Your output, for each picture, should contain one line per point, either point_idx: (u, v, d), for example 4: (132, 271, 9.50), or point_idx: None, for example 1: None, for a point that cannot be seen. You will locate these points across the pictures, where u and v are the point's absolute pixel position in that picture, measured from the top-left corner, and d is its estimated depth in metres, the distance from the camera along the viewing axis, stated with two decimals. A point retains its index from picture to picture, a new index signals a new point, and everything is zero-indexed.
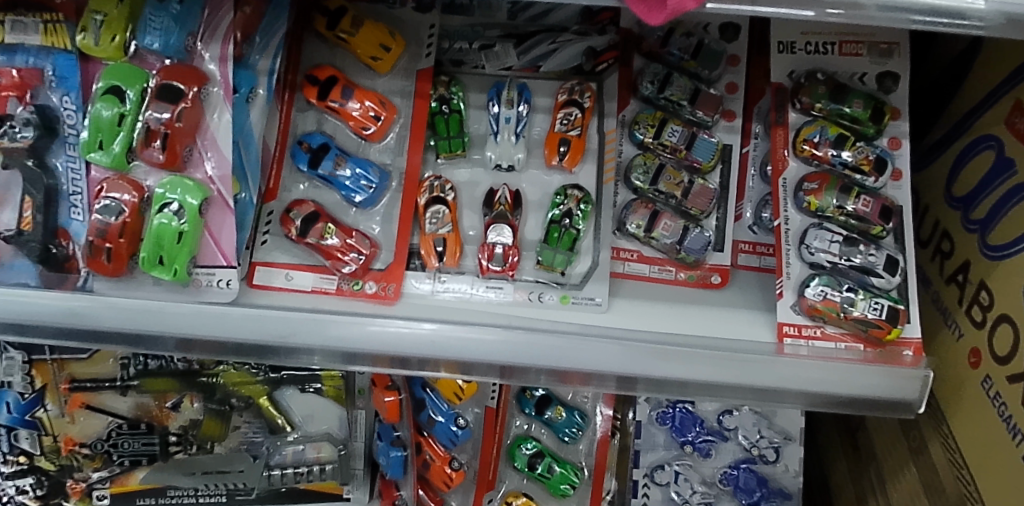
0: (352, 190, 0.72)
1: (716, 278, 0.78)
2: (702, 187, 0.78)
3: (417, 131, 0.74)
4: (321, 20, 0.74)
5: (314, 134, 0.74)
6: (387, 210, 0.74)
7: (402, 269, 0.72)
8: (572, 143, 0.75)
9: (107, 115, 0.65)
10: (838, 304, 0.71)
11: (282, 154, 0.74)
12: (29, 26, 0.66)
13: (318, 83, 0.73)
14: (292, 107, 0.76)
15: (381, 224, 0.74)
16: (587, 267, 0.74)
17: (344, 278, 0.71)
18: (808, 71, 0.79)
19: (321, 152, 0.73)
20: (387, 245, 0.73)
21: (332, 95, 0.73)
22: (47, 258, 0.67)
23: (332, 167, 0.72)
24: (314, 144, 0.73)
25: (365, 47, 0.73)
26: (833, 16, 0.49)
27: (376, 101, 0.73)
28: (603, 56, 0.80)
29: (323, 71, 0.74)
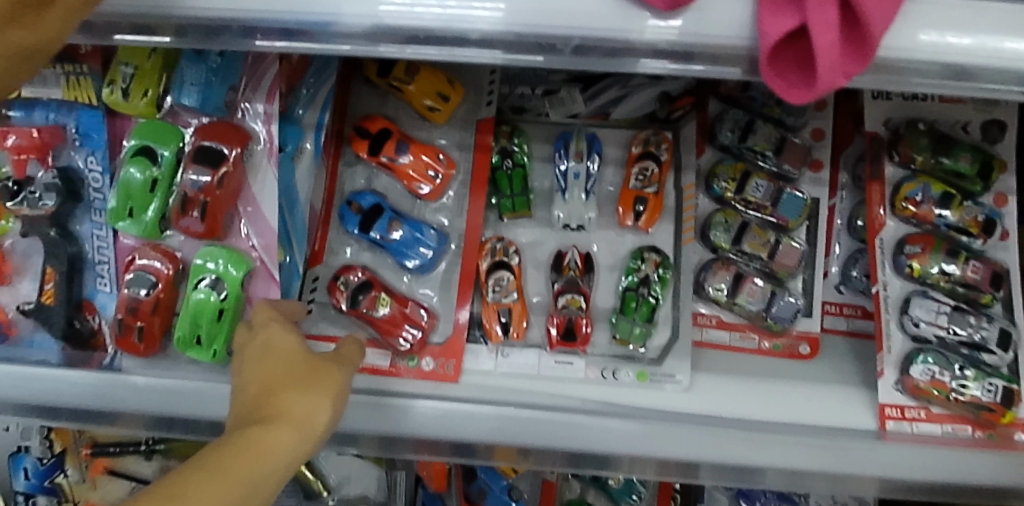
0: (407, 254, 0.65)
1: (805, 348, 0.71)
2: (790, 247, 0.71)
3: (478, 185, 0.68)
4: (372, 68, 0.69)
5: (364, 193, 0.68)
6: (443, 276, 0.68)
7: (463, 343, 0.65)
8: (650, 202, 0.67)
9: (138, 180, 0.58)
10: (948, 386, 0.64)
11: (329, 213, 0.69)
12: (50, 78, 0.59)
13: (370, 136, 0.68)
14: (338, 161, 0.70)
15: (436, 289, 0.68)
16: (666, 340, 0.67)
17: (399, 354, 0.64)
18: (907, 119, 0.71)
19: (372, 214, 0.67)
20: (445, 314, 0.66)
21: (385, 150, 0.67)
22: (71, 334, 0.61)
23: (385, 229, 0.66)
24: (365, 205, 0.67)
25: (422, 95, 0.68)
26: (945, 86, 0.43)
27: (434, 154, 0.67)
28: (679, 102, 0.72)
29: (374, 123, 0.68)
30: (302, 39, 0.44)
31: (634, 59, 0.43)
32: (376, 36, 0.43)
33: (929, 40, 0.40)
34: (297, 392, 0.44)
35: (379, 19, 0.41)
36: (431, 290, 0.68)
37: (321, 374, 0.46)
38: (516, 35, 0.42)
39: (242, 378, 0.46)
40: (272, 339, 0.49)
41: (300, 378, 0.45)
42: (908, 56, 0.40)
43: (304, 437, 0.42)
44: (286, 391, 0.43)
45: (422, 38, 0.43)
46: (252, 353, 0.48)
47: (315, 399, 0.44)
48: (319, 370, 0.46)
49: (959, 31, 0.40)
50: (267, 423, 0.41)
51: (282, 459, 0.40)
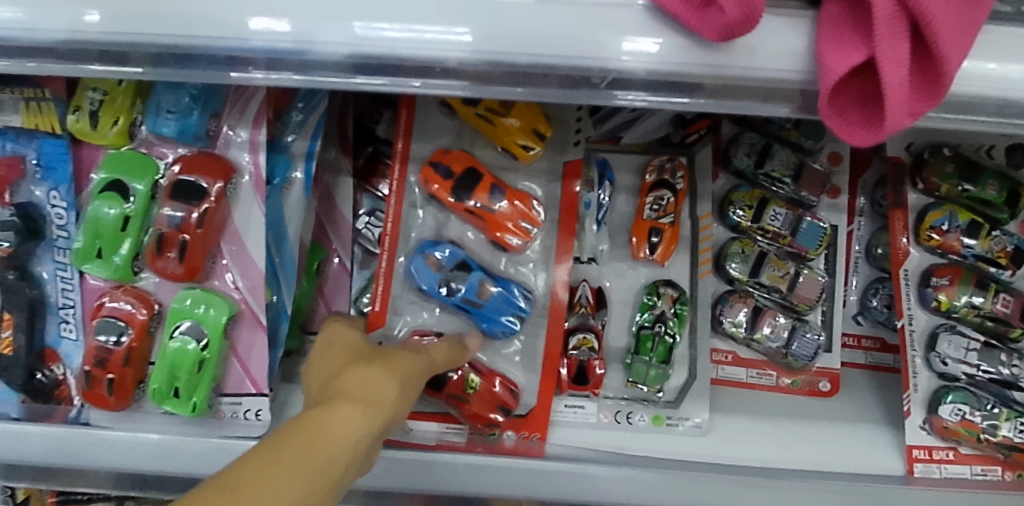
0: (499, 322, 0.60)
1: (825, 385, 0.67)
2: (811, 279, 0.67)
3: (567, 222, 0.64)
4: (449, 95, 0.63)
5: (442, 244, 0.62)
6: (529, 339, 0.63)
7: (545, 419, 0.60)
8: (666, 233, 0.64)
9: (109, 217, 0.52)
10: (978, 426, 0.60)
11: (389, 269, 0.63)
12: (7, 103, 0.53)
13: (454, 177, 0.62)
14: (402, 202, 0.64)
15: (517, 354, 0.63)
16: (682, 381, 0.64)
17: (477, 431, 0.59)
18: (931, 144, 0.67)
19: (457, 273, 0.61)
20: (528, 384, 0.61)
21: (478, 194, 0.61)
22: (33, 388, 0.55)
23: (474, 292, 0.60)
24: (446, 263, 0.61)
25: (515, 132, 0.62)
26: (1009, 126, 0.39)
27: (526, 201, 0.62)
28: (693, 126, 0.69)
29: (456, 159, 0.62)
30: (294, 69, 0.39)
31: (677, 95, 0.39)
32: (384, 69, 0.38)
33: (982, 73, 0.37)
34: (365, 376, 0.44)
35: (391, 52, 0.37)
36: (513, 362, 0.62)
37: (392, 364, 0.46)
38: (546, 68, 0.37)
39: (315, 378, 0.46)
40: (340, 342, 0.49)
41: (369, 363, 0.46)
42: (962, 91, 0.37)
43: (370, 414, 0.41)
44: (353, 373, 0.44)
45: (435, 70, 0.38)
46: (323, 356, 0.48)
47: (382, 383, 0.44)
48: (390, 360, 0.47)
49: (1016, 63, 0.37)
50: (336, 400, 0.41)
51: (352, 432, 0.39)
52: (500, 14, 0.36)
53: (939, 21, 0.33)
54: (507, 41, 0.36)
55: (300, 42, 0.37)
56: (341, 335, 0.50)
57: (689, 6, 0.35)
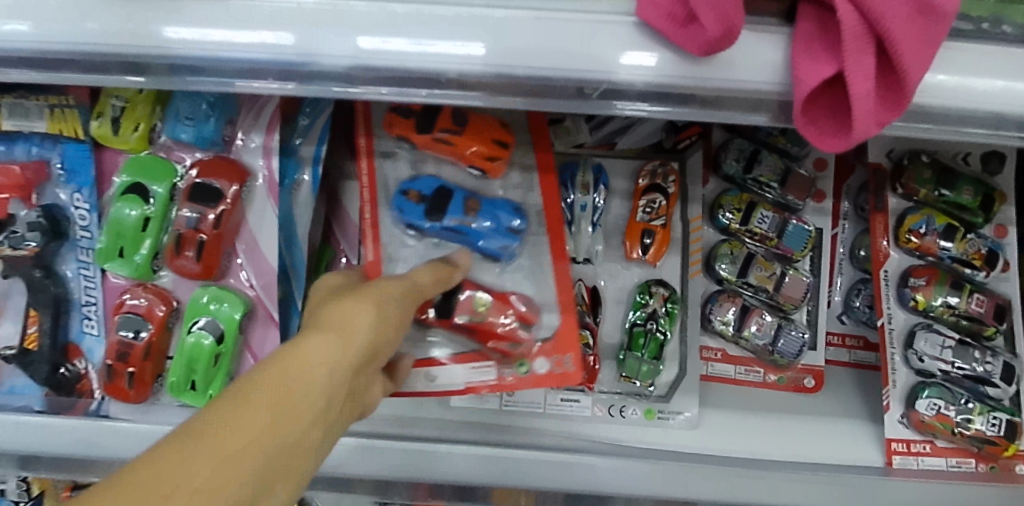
0: (496, 239, 0.62)
1: (809, 381, 0.71)
2: (796, 279, 0.70)
3: (547, 174, 0.66)
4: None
5: (422, 179, 0.64)
6: (536, 257, 0.65)
7: (573, 334, 0.62)
8: (658, 235, 0.67)
9: (130, 218, 0.55)
10: (953, 420, 0.64)
11: (375, 218, 0.64)
12: (33, 110, 0.56)
13: (415, 115, 0.64)
14: (374, 158, 0.65)
15: (525, 278, 0.64)
16: (673, 376, 0.67)
17: (504, 363, 0.61)
18: (910, 151, 0.71)
19: (438, 200, 0.63)
20: (546, 304, 0.63)
21: (439, 125, 0.63)
22: (56, 381, 0.58)
23: (462, 212, 0.62)
24: (424, 193, 0.63)
25: None
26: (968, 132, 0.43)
27: (489, 127, 0.63)
28: (684, 132, 0.72)
29: (417, 101, 0.64)
30: (310, 80, 0.42)
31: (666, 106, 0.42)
32: (394, 79, 0.41)
33: (939, 89, 0.40)
34: (343, 303, 0.44)
35: (401, 63, 0.40)
36: (524, 282, 0.64)
37: (371, 289, 0.46)
38: (543, 80, 0.40)
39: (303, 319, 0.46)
40: (323, 285, 0.50)
41: (348, 293, 0.46)
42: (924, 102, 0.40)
43: (351, 337, 0.41)
44: (332, 304, 0.44)
45: (443, 81, 0.41)
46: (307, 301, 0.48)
47: (360, 306, 0.43)
48: (368, 288, 0.47)
49: (972, 77, 0.40)
50: (317, 328, 0.41)
51: (336, 351, 0.39)
52: (501, 30, 0.39)
53: (901, 39, 0.36)
54: (507, 52, 0.39)
55: (302, 56, 0.40)
56: (322, 280, 0.50)
57: (674, 24, 0.38)
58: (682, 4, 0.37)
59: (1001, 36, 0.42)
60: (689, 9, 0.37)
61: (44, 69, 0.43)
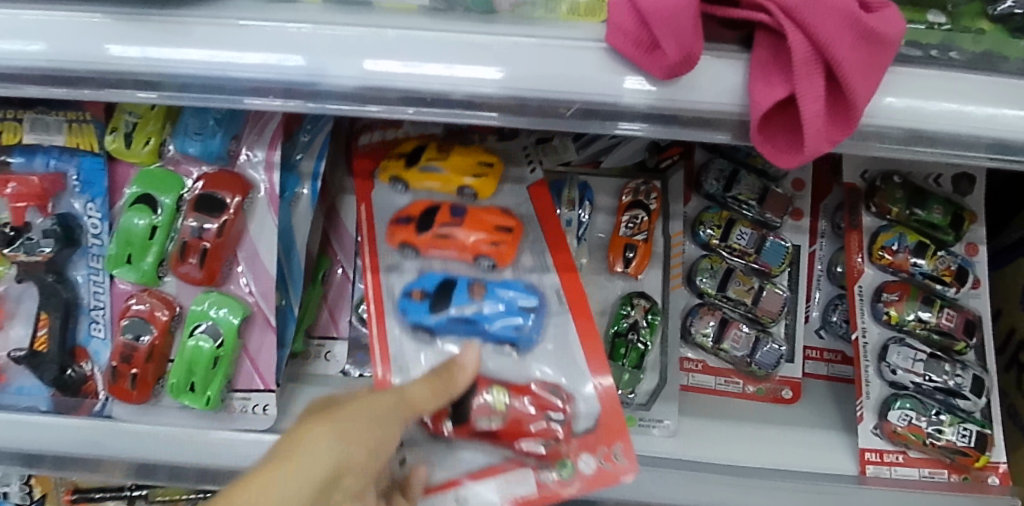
0: (512, 323, 0.61)
1: (787, 392, 0.73)
2: (773, 293, 0.73)
3: (538, 194, 0.68)
4: (394, 165, 0.68)
5: (423, 277, 0.64)
6: (561, 342, 0.62)
7: (618, 423, 0.58)
8: (640, 249, 0.70)
9: (139, 227, 0.58)
10: (925, 431, 0.66)
11: (382, 330, 0.62)
12: (52, 125, 0.60)
13: (415, 220, 0.65)
14: (371, 204, 0.68)
15: (550, 363, 0.61)
16: (653, 385, 0.69)
17: (541, 467, 0.57)
18: (884, 172, 0.74)
19: (443, 294, 0.62)
20: (582, 392, 0.60)
21: (439, 221, 0.64)
22: (62, 382, 0.61)
23: (467, 299, 0.62)
24: (428, 289, 0.63)
25: (460, 167, 0.66)
26: (921, 153, 0.45)
27: (490, 215, 0.64)
28: (667, 152, 0.76)
29: (416, 208, 0.65)
30: (307, 98, 0.45)
31: (636, 123, 0.45)
32: (384, 99, 0.44)
33: (889, 110, 0.43)
34: (314, 432, 0.51)
35: (392, 83, 0.43)
36: (549, 366, 0.61)
37: (349, 412, 0.52)
38: (522, 99, 0.43)
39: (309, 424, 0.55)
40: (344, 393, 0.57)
41: (327, 413, 0.52)
42: (873, 123, 0.44)
43: (292, 475, 0.48)
44: (306, 429, 0.51)
45: (429, 100, 0.44)
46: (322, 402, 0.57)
47: (320, 439, 0.50)
48: (347, 408, 0.53)
49: (919, 101, 0.43)
50: (278, 460, 0.49)
51: (269, 491, 0.48)
52: (483, 55, 0.43)
53: (846, 63, 0.40)
54: (489, 73, 0.43)
55: (313, 74, 0.43)
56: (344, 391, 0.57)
57: (639, 50, 0.41)
58: (646, 32, 0.41)
59: (949, 61, 0.45)
60: (652, 36, 0.41)
61: (66, 86, 0.46)
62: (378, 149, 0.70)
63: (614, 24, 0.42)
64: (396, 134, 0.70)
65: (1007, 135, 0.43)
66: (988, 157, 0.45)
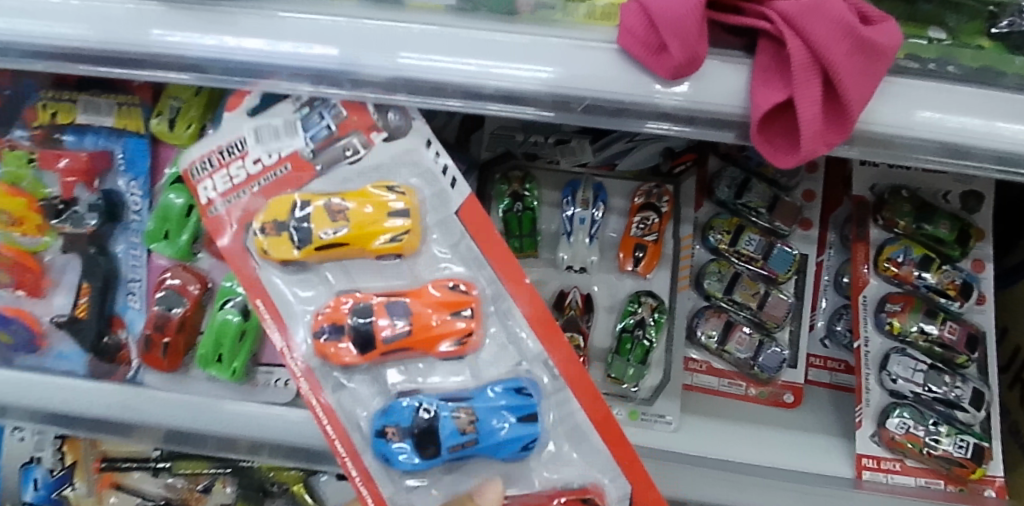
0: (517, 442, 0.53)
1: (789, 397, 0.75)
2: (779, 299, 0.75)
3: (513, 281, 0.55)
4: (280, 249, 0.54)
5: (395, 407, 0.53)
6: (568, 424, 0.54)
7: (657, 496, 0.53)
8: (649, 249, 0.73)
9: (176, 206, 0.63)
10: (922, 440, 0.67)
11: (363, 469, 0.53)
12: (103, 107, 0.66)
13: (346, 329, 0.53)
14: (272, 295, 0.55)
15: (576, 455, 0.54)
16: (657, 381, 0.72)
17: None
18: (892, 186, 0.76)
19: (421, 426, 0.52)
20: (610, 476, 0.54)
21: (380, 324, 0.54)
22: (100, 348, 0.65)
23: (454, 428, 0.53)
24: (405, 427, 0.52)
25: (366, 221, 0.53)
26: (916, 161, 0.47)
27: (432, 295, 0.54)
28: (680, 157, 0.78)
29: (338, 309, 0.54)
30: (336, 86, 0.49)
31: (661, 123, 0.47)
32: (408, 89, 0.48)
33: (880, 119, 0.46)
34: None
35: (416, 74, 0.46)
36: (576, 459, 0.54)
37: None
38: (537, 93, 0.46)
39: None
40: None
41: None
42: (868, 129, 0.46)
43: None
44: None
45: (450, 91, 0.47)
46: None
47: None
48: None
49: (913, 111, 0.46)
50: None
51: None
52: (501, 51, 0.46)
53: (841, 69, 0.42)
54: (506, 68, 0.46)
55: (346, 64, 0.47)
56: None
57: (647, 52, 0.44)
58: (654, 34, 0.44)
59: (945, 74, 0.47)
60: (659, 38, 0.44)
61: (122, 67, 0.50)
62: (237, 200, 0.55)
63: (625, 27, 0.45)
64: (246, 167, 0.55)
65: (999, 144, 0.45)
66: (982, 167, 0.47)
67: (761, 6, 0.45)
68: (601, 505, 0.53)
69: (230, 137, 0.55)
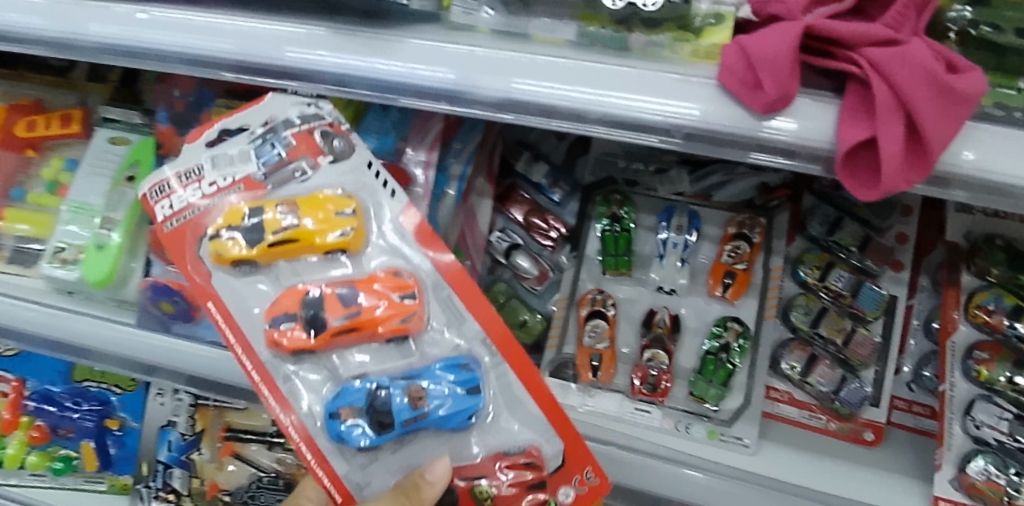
0: (463, 413, 0.57)
1: (869, 435, 0.75)
2: (865, 337, 0.77)
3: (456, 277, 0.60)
4: (234, 248, 0.59)
5: (348, 391, 0.58)
6: (507, 394, 0.59)
7: (585, 450, 0.59)
8: (738, 277, 0.78)
9: None
10: (1003, 488, 0.66)
11: (315, 451, 0.59)
12: None
13: (298, 317, 0.58)
14: (222, 299, 0.60)
15: (513, 419, 0.59)
16: (737, 404, 0.74)
17: None
18: (986, 235, 0.78)
19: (372, 404, 0.57)
20: (546, 438, 0.59)
21: (331, 314, 0.58)
22: None
23: (406, 403, 0.57)
24: (358, 407, 0.57)
25: (313, 211, 0.59)
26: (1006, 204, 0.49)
27: (382, 281, 0.59)
28: (775, 192, 0.83)
29: (291, 303, 0.59)
30: (463, 104, 0.56)
31: (762, 154, 0.52)
32: (526, 109, 0.55)
33: (971, 159, 0.48)
34: None
35: (534, 97, 0.54)
36: (512, 423, 0.59)
37: None
38: (642, 121, 0.52)
39: None
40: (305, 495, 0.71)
41: None
42: (957, 170, 0.48)
43: None
44: None
45: (564, 114, 0.54)
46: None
47: None
48: None
49: (1005, 156, 0.48)
50: None
51: None
52: (613, 82, 0.53)
53: (921, 109, 0.46)
54: (613, 96, 0.52)
55: (479, 87, 0.55)
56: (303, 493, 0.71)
57: (744, 87, 0.50)
58: (751, 73, 0.50)
59: None
60: (756, 77, 0.49)
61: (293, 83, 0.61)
62: (191, 214, 0.62)
63: (725, 65, 0.51)
64: (201, 187, 0.62)
65: None
66: None
67: (851, 51, 0.50)
68: (542, 465, 0.58)
69: (190, 163, 0.63)
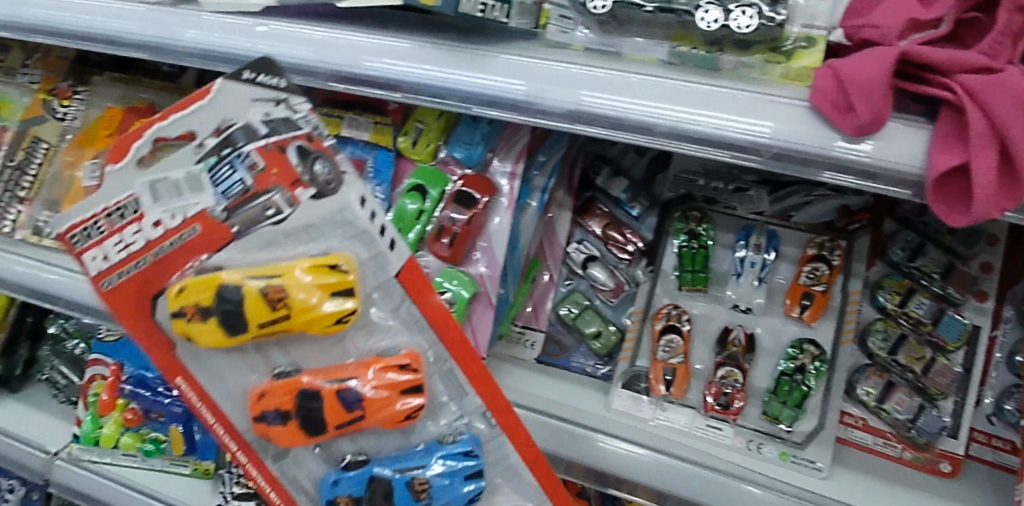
0: (461, 499, 0.62)
1: (946, 466, 0.73)
2: (945, 368, 0.76)
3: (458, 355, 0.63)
4: (209, 333, 0.60)
5: (349, 479, 0.62)
6: (503, 463, 0.64)
7: None
8: (816, 298, 0.78)
9: (411, 209, 0.76)
10: None
11: None
12: (362, 124, 0.80)
13: (292, 415, 0.60)
14: (194, 376, 0.63)
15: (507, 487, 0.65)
16: (811, 427, 0.73)
17: None
18: None
19: (371, 493, 0.62)
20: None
21: (330, 415, 0.60)
22: None
23: (408, 494, 0.61)
24: (357, 495, 0.62)
25: (297, 291, 0.59)
26: None
27: (382, 376, 0.60)
28: (856, 216, 0.82)
29: (286, 398, 0.60)
30: (553, 118, 0.59)
31: (835, 175, 0.53)
32: (616, 125, 0.57)
33: None
34: None
35: (625, 114, 0.56)
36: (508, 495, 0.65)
37: None
38: (730, 140, 0.54)
39: None
40: None
41: None
42: None
43: None
44: None
45: (654, 130, 0.56)
46: None
47: None
48: None
49: None
50: None
51: None
52: (704, 101, 0.55)
53: (1016, 136, 0.47)
54: (703, 115, 0.54)
55: (571, 103, 0.57)
56: None
57: (835, 110, 0.51)
58: (844, 96, 0.51)
59: None
60: (848, 100, 0.50)
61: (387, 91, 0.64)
62: (142, 266, 0.61)
63: (816, 87, 0.52)
64: (142, 229, 0.60)
65: None
66: None
67: (946, 77, 0.51)
68: None
69: (125, 195, 0.60)
